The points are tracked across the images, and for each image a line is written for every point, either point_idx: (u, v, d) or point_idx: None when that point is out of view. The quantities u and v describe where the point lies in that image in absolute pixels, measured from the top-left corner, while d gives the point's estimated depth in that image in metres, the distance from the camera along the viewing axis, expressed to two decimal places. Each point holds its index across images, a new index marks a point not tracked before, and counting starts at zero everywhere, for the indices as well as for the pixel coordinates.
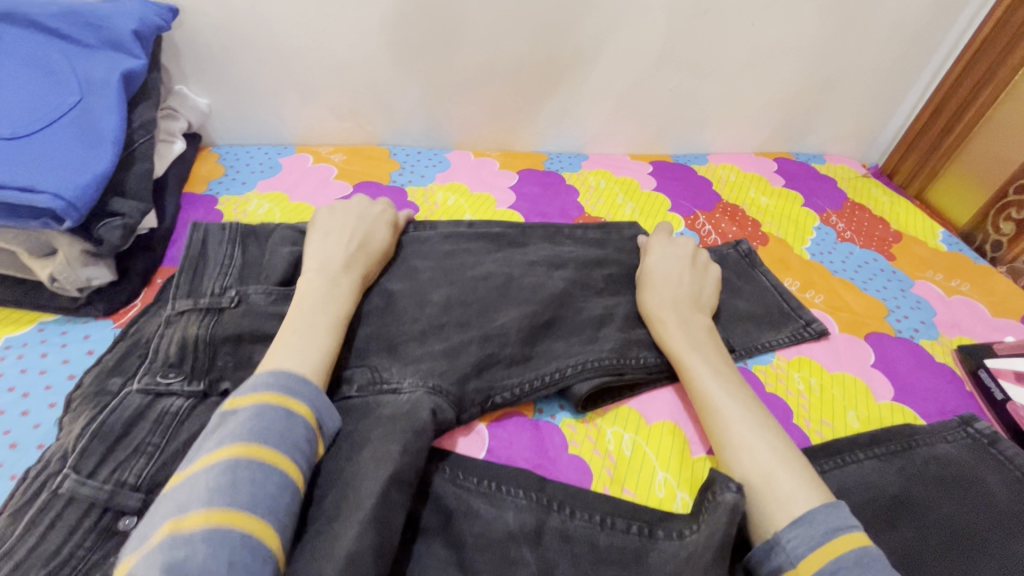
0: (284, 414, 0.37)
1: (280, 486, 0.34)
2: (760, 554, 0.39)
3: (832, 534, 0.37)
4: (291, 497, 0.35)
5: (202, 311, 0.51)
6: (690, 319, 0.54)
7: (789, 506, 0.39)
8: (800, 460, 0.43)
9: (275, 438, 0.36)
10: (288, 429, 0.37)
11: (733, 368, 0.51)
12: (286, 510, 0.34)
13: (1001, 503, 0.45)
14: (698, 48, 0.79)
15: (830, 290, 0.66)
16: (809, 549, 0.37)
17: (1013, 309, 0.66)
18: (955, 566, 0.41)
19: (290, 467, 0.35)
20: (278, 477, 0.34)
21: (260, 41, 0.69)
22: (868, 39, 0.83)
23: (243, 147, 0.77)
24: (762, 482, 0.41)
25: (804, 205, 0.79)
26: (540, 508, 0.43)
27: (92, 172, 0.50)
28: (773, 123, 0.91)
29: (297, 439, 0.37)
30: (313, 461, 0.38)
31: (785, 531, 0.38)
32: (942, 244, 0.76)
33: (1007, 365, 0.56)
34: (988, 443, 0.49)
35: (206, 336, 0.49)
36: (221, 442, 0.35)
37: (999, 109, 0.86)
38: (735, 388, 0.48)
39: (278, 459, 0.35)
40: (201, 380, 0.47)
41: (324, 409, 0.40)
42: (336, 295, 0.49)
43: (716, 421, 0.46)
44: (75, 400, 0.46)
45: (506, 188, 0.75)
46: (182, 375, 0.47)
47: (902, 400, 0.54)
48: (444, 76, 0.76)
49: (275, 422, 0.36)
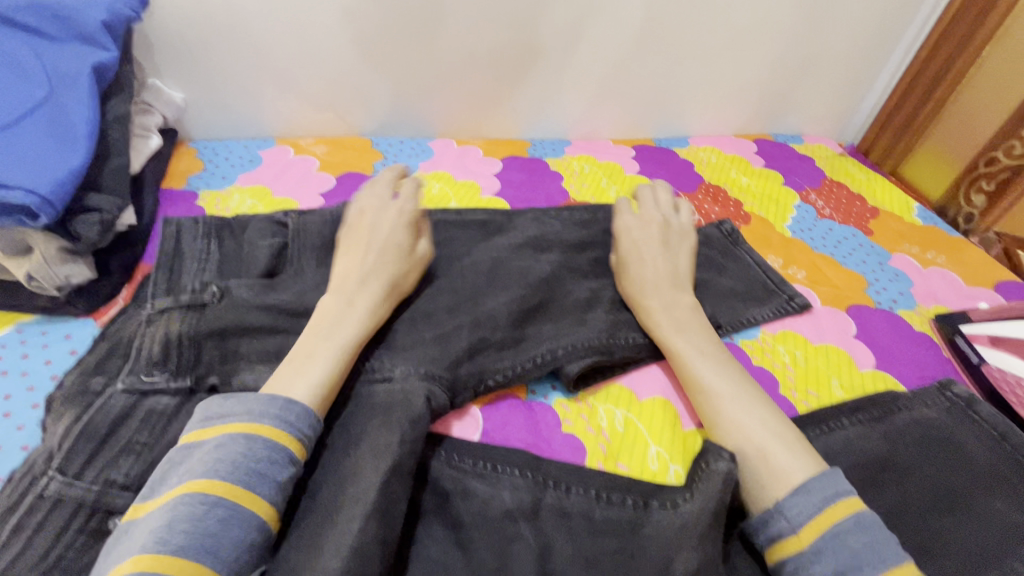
0: (241, 442, 0.36)
1: (223, 520, 0.33)
2: (760, 523, 0.40)
3: (832, 500, 0.39)
4: (242, 527, 0.33)
5: (185, 308, 0.50)
6: (677, 301, 0.55)
7: (787, 479, 0.40)
8: (791, 431, 0.44)
9: (226, 469, 0.35)
10: (246, 458, 0.36)
11: (719, 345, 0.51)
12: (230, 548, 0.33)
13: (979, 460, 0.47)
14: (676, 30, 0.79)
15: (812, 266, 0.68)
16: (809, 516, 0.38)
17: (986, 278, 0.68)
18: (935, 521, 0.43)
19: (237, 495, 0.34)
20: (222, 509, 0.33)
21: (236, 30, 0.68)
22: (842, 18, 0.84)
23: (221, 141, 0.76)
24: (757, 459, 0.42)
25: (784, 184, 0.81)
26: (536, 486, 0.43)
27: (66, 167, 0.48)
28: (751, 104, 0.92)
29: (255, 465, 0.36)
30: (284, 483, 0.37)
31: (786, 500, 0.39)
32: (917, 219, 0.77)
33: (983, 330, 0.58)
34: (965, 405, 0.51)
35: (191, 331, 0.49)
36: (178, 479, 0.35)
37: (968, 86, 0.88)
38: (723, 366, 0.49)
39: (228, 491, 0.34)
40: (186, 378, 0.47)
41: (299, 427, 0.38)
42: (348, 315, 0.46)
43: (708, 401, 0.47)
44: (56, 400, 0.45)
45: (491, 175, 0.75)
46: (167, 372, 0.47)
47: (884, 368, 0.56)
48: (423, 64, 0.75)
49: (229, 453, 0.36)
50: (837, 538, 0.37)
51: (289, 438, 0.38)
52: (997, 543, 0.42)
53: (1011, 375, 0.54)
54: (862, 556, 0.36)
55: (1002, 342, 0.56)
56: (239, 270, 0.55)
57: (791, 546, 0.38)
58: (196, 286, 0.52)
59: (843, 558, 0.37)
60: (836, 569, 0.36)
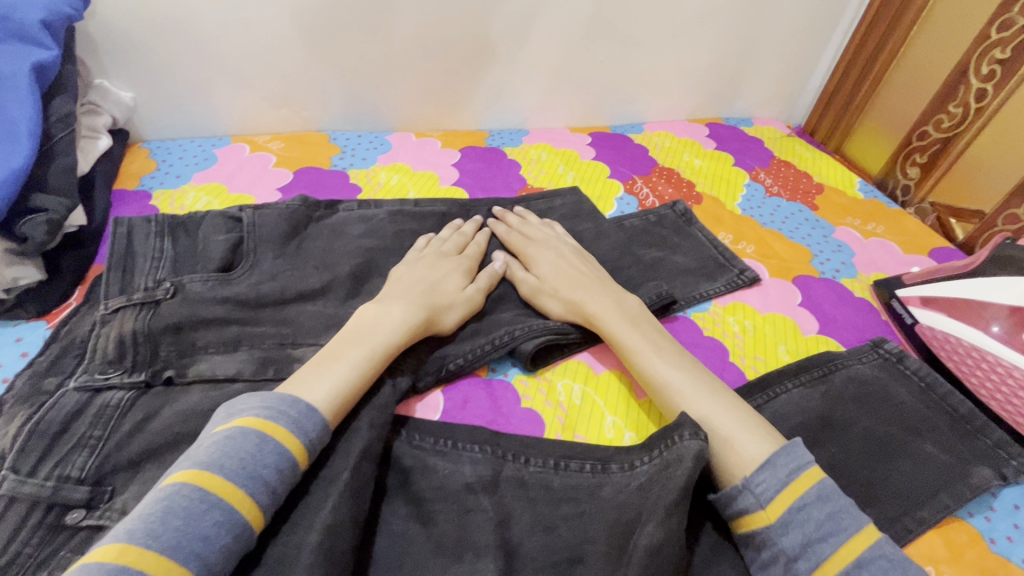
0: (253, 440, 0.36)
1: (216, 524, 0.32)
2: (727, 500, 0.41)
3: (795, 473, 0.39)
4: (232, 536, 0.33)
5: (138, 306, 0.50)
6: (617, 301, 0.54)
7: (751, 461, 0.41)
8: (749, 412, 0.45)
9: (231, 467, 0.34)
10: (254, 458, 0.35)
11: (669, 338, 0.52)
12: (217, 554, 0.32)
13: (911, 411, 0.50)
14: (625, 18, 0.81)
15: (760, 240, 0.71)
16: (777, 491, 0.39)
17: (922, 245, 0.72)
18: (873, 469, 0.46)
19: (234, 497, 0.34)
20: (217, 511, 0.33)
21: (183, 27, 0.67)
22: (783, 3, 0.87)
23: (175, 141, 0.75)
24: (722, 444, 0.42)
25: (734, 165, 0.84)
26: (496, 459, 0.44)
27: (10, 166, 0.48)
28: (702, 90, 0.95)
29: (260, 468, 0.35)
30: (281, 493, 0.36)
31: (753, 476, 0.40)
32: (859, 193, 0.81)
33: (916, 292, 0.60)
34: (897, 360, 0.55)
35: (145, 328, 0.49)
36: (181, 467, 0.35)
37: (901, 64, 0.92)
38: (677, 357, 0.49)
39: (227, 491, 0.34)
40: (141, 372, 0.47)
41: (311, 434, 0.38)
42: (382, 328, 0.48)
43: (668, 396, 0.47)
44: (7, 402, 0.44)
45: (449, 165, 0.76)
46: (121, 369, 0.47)
47: (826, 332, 0.59)
48: (377, 57, 0.76)
49: (240, 449, 0.35)
50: (802, 511, 0.38)
51: (299, 447, 0.38)
52: (928, 484, 0.45)
53: (941, 332, 0.56)
54: (826, 525, 0.37)
55: (934, 301, 0.58)
56: (195, 267, 0.55)
57: (757, 522, 0.39)
58: (152, 283, 0.52)
59: (809, 529, 0.37)
60: (802, 539, 0.37)
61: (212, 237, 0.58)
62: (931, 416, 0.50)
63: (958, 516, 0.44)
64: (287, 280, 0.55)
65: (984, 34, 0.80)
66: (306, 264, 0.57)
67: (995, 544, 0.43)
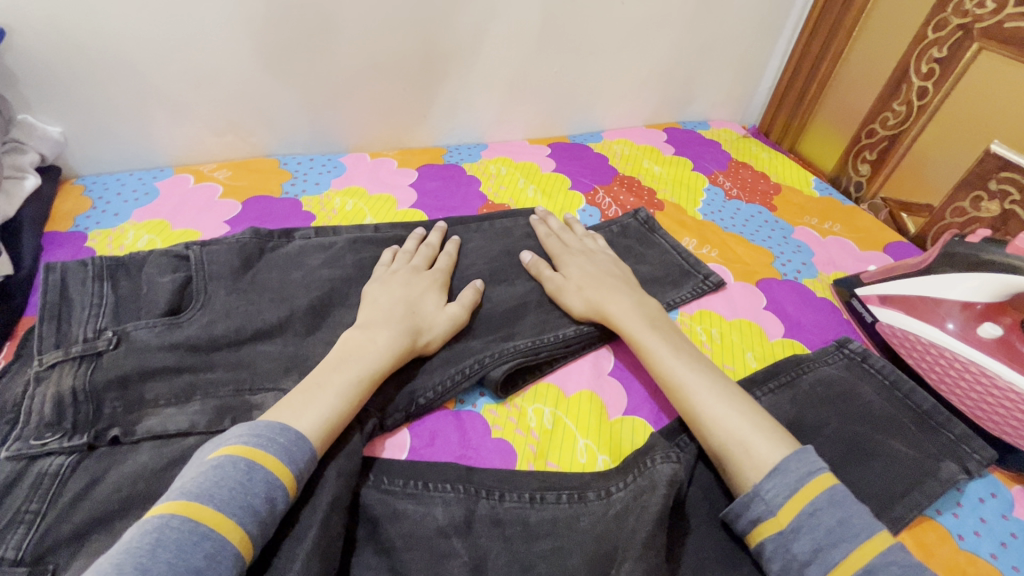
0: (244, 467, 0.35)
1: (207, 556, 0.31)
2: (739, 508, 0.41)
3: (806, 479, 0.39)
4: (224, 567, 0.31)
5: (77, 361, 0.47)
6: (638, 304, 0.55)
7: (763, 465, 0.41)
8: (765, 417, 0.45)
9: (223, 497, 0.33)
10: (246, 486, 0.34)
11: (688, 343, 0.52)
12: None
13: (877, 411, 0.51)
14: (576, 29, 0.81)
15: (722, 245, 0.71)
16: (786, 497, 0.39)
17: (877, 240, 0.74)
18: (846, 473, 0.46)
19: (226, 526, 0.33)
20: (207, 543, 0.32)
21: (112, 56, 0.63)
22: (730, 7, 0.89)
23: (112, 176, 0.71)
24: (735, 446, 0.42)
25: (693, 170, 0.85)
26: (469, 498, 0.43)
27: None
28: (657, 95, 0.96)
29: (253, 497, 0.34)
30: (271, 524, 0.35)
31: (762, 483, 0.40)
32: (814, 191, 0.83)
33: (874, 291, 0.61)
34: (861, 359, 0.56)
35: (85, 385, 0.45)
36: (166, 501, 0.33)
37: (846, 63, 0.94)
38: (693, 359, 0.49)
39: (218, 521, 0.33)
40: (84, 433, 0.43)
41: (302, 462, 0.38)
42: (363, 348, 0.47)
43: (681, 397, 0.47)
44: None
45: (407, 186, 0.75)
46: (60, 432, 0.43)
47: (791, 335, 0.60)
48: (325, 78, 0.73)
49: (230, 478, 0.34)
50: (812, 516, 0.38)
51: (290, 475, 0.37)
52: (900, 485, 0.45)
53: (901, 330, 0.57)
54: (836, 531, 0.37)
55: (891, 300, 0.59)
56: (140, 312, 0.52)
57: (768, 529, 0.39)
58: (90, 333, 0.49)
59: (819, 535, 0.37)
60: (813, 545, 0.37)
61: (156, 279, 0.54)
62: (898, 415, 0.51)
63: (928, 515, 0.45)
64: (240, 319, 0.52)
65: (919, 34, 0.82)
66: (260, 299, 0.55)
67: (963, 540, 0.44)
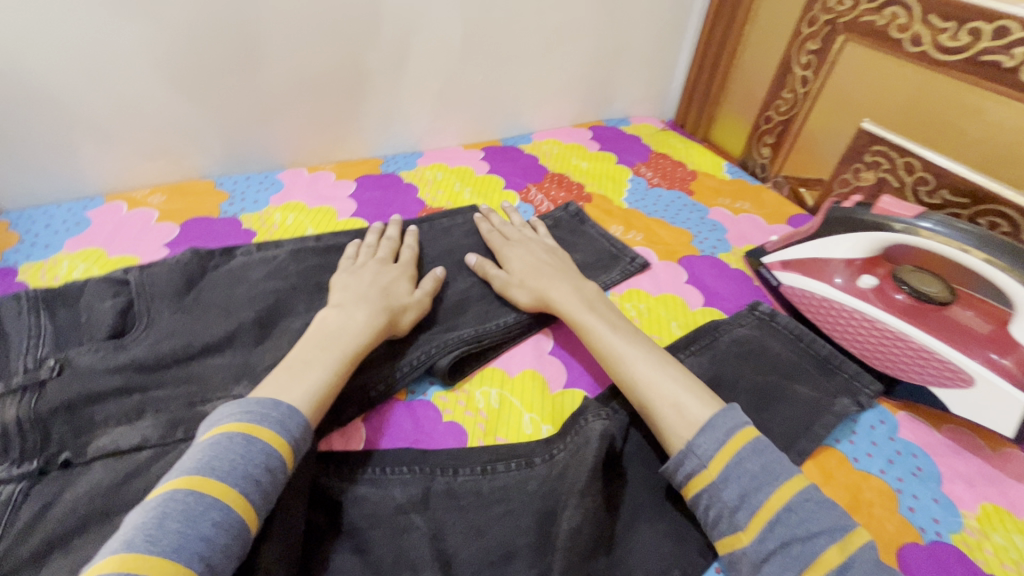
0: (240, 442, 0.38)
1: (214, 524, 0.34)
2: (675, 465, 0.45)
3: (732, 432, 0.44)
4: (231, 532, 0.34)
5: (20, 391, 0.46)
6: (577, 288, 0.60)
7: (694, 423, 0.45)
8: (698, 384, 0.49)
9: (222, 470, 0.36)
10: (245, 458, 0.37)
11: (625, 323, 0.56)
12: (221, 551, 0.34)
13: (784, 361, 0.58)
14: (497, 39, 0.86)
15: (646, 229, 0.78)
16: (715, 450, 0.43)
17: (781, 214, 0.82)
18: (760, 416, 0.52)
19: (228, 497, 0.35)
20: (213, 513, 0.35)
21: (30, 88, 0.63)
22: (637, 13, 0.97)
23: (40, 208, 0.70)
24: (669, 409, 0.47)
25: (617, 163, 0.91)
26: (425, 477, 0.46)
27: None
28: (580, 97, 1.02)
29: (251, 467, 0.37)
30: (271, 491, 0.38)
31: (694, 440, 0.44)
32: (727, 174, 0.91)
33: (778, 257, 0.68)
34: (770, 319, 0.63)
35: (31, 414, 0.45)
36: (170, 478, 0.36)
37: (741, 58, 1.04)
38: (631, 336, 0.54)
39: (220, 493, 0.36)
40: (33, 461, 0.43)
41: (295, 432, 0.41)
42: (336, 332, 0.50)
43: (621, 369, 0.51)
44: None
45: (346, 197, 0.77)
46: (8, 462, 0.43)
47: (710, 303, 0.66)
48: (255, 98, 0.75)
49: (228, 452, 0.37)
50: (738, 465, 0.42)
51: (284, 445, 0.40)
52: (806, 421, 0.52)
53: (800, 290, 0.64)
54: (759, 476, 0.41)
55: (791, 264, 0.66)
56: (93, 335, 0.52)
57: (702, 482, 0.43)
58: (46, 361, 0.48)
59: (746, 481, 0.41)
60: (740, 492, 0.41)
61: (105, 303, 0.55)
62: (801, 363, 0.58)
63: (828, 444, 0.52)
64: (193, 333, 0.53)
65: (798, 30, 0.92)
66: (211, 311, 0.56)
67: (858, 462, 0.50)
